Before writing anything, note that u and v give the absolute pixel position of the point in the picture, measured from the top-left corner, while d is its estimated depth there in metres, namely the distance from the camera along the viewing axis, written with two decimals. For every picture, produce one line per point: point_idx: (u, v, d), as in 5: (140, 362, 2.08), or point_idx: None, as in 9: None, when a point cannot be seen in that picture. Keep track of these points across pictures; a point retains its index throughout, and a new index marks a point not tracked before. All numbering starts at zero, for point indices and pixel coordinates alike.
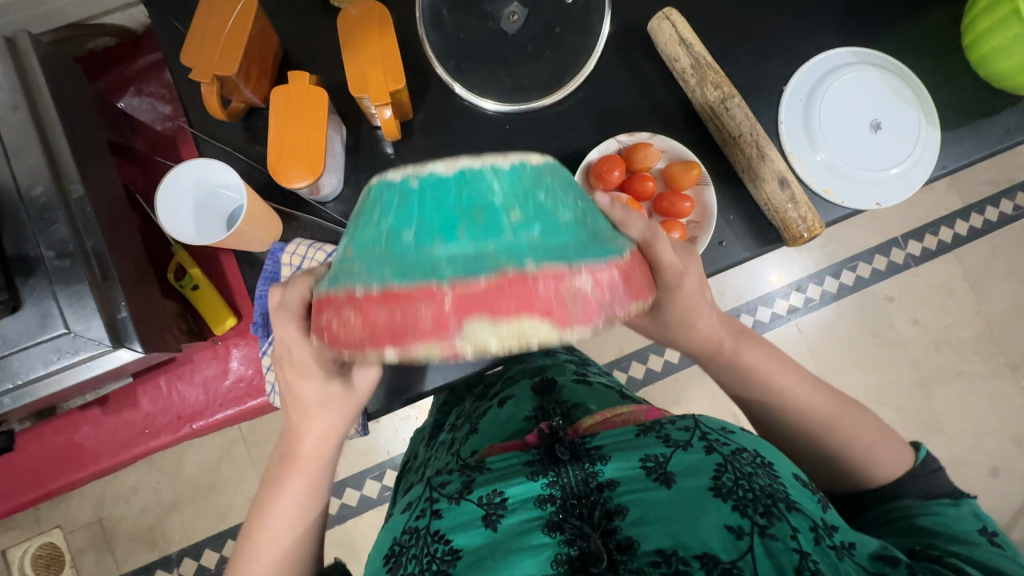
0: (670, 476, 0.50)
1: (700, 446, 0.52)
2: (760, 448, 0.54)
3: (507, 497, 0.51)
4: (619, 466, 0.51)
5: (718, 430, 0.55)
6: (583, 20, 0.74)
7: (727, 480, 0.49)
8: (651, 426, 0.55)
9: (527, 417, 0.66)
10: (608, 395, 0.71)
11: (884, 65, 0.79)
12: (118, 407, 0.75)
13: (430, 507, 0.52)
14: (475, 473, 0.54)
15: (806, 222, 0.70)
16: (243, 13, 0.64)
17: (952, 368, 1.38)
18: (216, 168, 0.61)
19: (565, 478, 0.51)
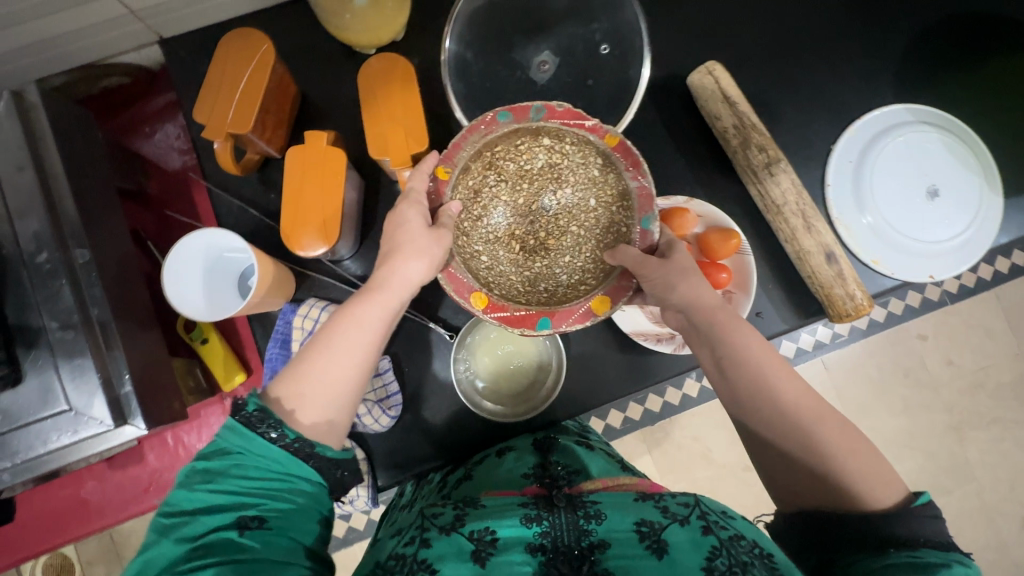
0: (663, 545, 0.45)
1: (697, 525, 0.46)
2: (761, 539, 0.46)
3: (499, 535, 0.46)
4: (612, 526, 0.47)
5: (718, 512, 0.48)
6: (619, 70, 0.69)
7: (719, 563, 0.43)
8: (650, 493, 0.50)
9: (526, 474, 0.58)
10: (612, 466, 0.61)
11: (945, 124, 0.72)
12: (124, 462, 0.73)
13: (419, 535, 0.47)
14: (469, 507, 0.50)
15: (854, 300, 0.65)
16: (260, 66, 0.61)
17: (987, 414, 1.31)
18: (195, 245, 0.57)
19: (558, 527, 0.47)
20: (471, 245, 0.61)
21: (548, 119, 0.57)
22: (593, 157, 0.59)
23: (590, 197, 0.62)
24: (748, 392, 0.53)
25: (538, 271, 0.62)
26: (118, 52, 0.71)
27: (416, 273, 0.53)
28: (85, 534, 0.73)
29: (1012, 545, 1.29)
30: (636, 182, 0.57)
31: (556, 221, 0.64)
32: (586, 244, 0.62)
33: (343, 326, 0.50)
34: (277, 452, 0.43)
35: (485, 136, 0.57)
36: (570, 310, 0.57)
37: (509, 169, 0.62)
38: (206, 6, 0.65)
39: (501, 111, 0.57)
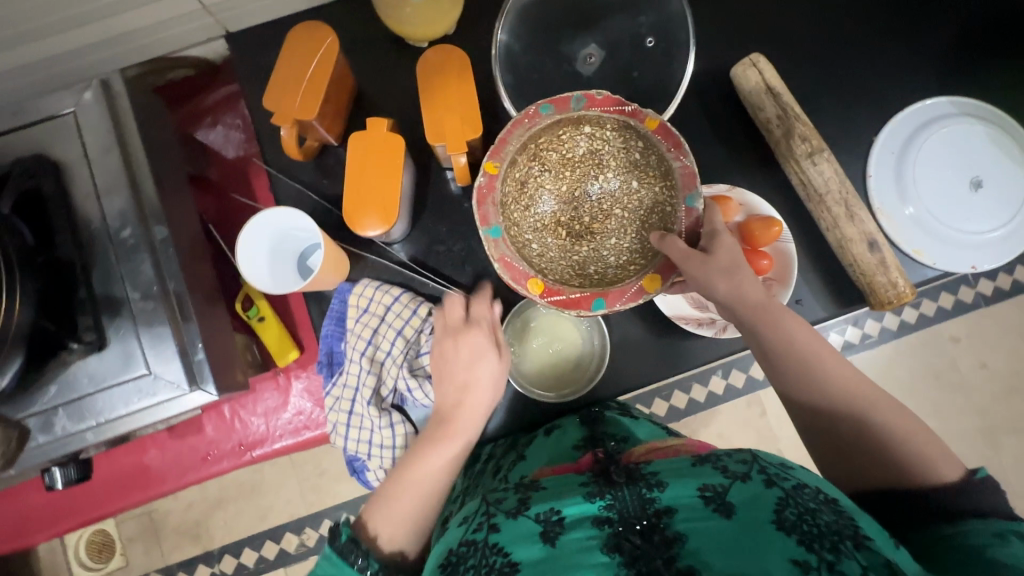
0: (730, 506, 0.46)
1: (759, 479, 0.47)
2: (823, 485, 0.47)
3: (565, 515, 0.49)
4: (677, 493, 0.48)
5: (777, 465, 0.49)
6: (663, 62, 0.71)
7: (790, 514, 0.44)
8: (707, 456, 0.51)
9: (577, 446, 0.62)
10: (657, 429, 0.66)
11: (987, 116, 0.73)
12: (184, 432, 0.77)
13: (486, 521, 0.50)
14: (531, 491, 0.52)
15: (895, 288, 0.66)
16: (326, 56, 0.64)
17: (1023, 419, 1.29)
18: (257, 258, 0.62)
19: (621, 500, 0.49)
20: (522, 233, 0.62)
21: (590, 108, 0.60)
22: (633, 141, 0.62)
23: (632, 181, 0.64)
24: (795, 371, 0.55)
25: (586, 255, 0.64)
26: (186, 46, 0.75)
27: (483, 403, 0.60)
28: (146, 499, 0.78)
29: None
30: (679, 162, 0.59)
31: (600, 206, 0.65)
32: (631, 225, 0.64)
33: (423, 460, 0.58)
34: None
35: (529, 130, 0.60)
36: (624, 290, 0.59)
37: (553, 159, 0.63)
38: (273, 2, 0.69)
39: (544, 104, 0.59)
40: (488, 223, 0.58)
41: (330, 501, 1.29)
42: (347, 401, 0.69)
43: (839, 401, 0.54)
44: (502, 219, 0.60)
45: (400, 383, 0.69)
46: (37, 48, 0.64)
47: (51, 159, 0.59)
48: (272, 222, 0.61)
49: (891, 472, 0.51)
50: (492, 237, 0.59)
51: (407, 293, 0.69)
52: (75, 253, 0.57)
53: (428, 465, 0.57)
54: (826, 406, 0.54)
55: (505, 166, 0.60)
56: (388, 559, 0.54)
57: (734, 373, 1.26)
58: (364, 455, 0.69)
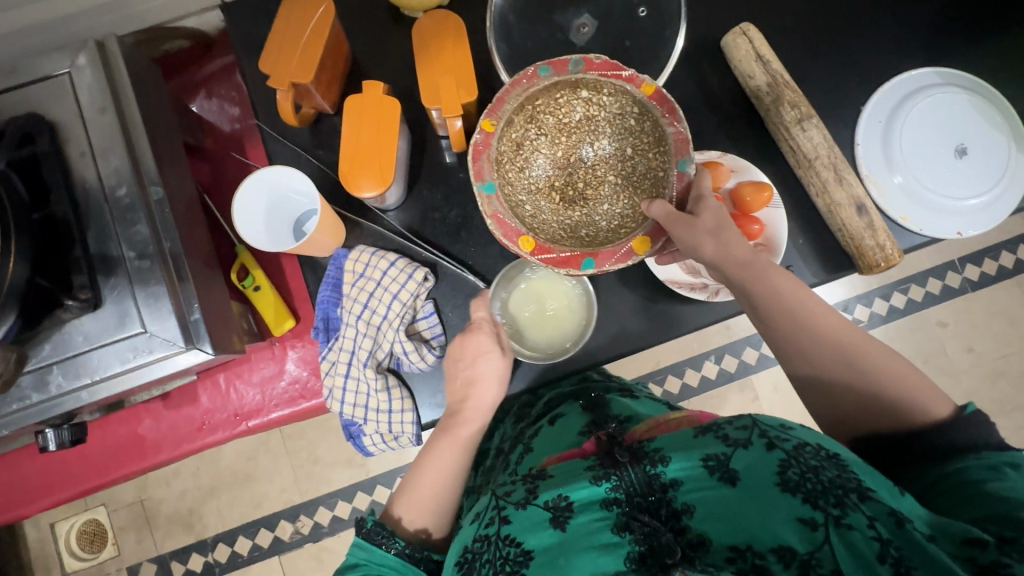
0: (734, 473, 0.44)
1: (761, 443, 0.45)
2: (823, 442, 0.46)
3: (573, 500, 0.47)
4: (680, 466, 0.46)
5: (777, 425, 0.47)
6: (656, 32, 0.72)
7: (793, 474, 0.43)
8: (707, 425, 0.49)
9: (582, 430, 0.60)
10: (659, 405, 0.66)
11: (971, 87, 0.75)
12: (179, 402, 0.77)
13: (496, 514, 0.48)
14: (539, 479, 0.50)
15: (883, 251, 0.68)
16: (322, 20, 0.65)
17: (1009, 401, 1.31)
18: (251, 228, 0.63)
19: (627, 479, 0.47)
20: (516, 194, 0.63)
21: (587, 72, 0.59)
22: (630, 107, 0.61)
23: (626, 148, 0.64)
24: (784, 325, 0.56)
25: (579, 219, 0.64)
26: (181, 16, 0.75)
27: (488, 399, 0.62)
28: (142, 469, 0.78)
29: None
30: (672, 128, 0.58)
31: (594, 171, 0.66)
32: (624, 191, 0.64)
33: (438, 451, 0.58)
34: (393, 560, 0.54)
35: (527, 90, 0.60)
36: (613, 251, 0.60)
37: (549, 123, 0.64)
38: None
39: (542, 66, 0.59)
40: (482, 177, 0.59)
41: (324, 488, 1.28)
42: (343, 364, 0.70)
43: (830, 353, 0.54)
44: (497, 176, 0.61)
45: (397, 346, 0.69)
46: (31, 11, 0.64)
47: (46, 118, 0.59)
48: (247, 199, 0.62)
49: (883, 417, 0.52)
50: (485, 193, 0.60)
51: (403, 258, 0.69)
52: (70, 212, 0.57)
53: (444, 458, 0.58)
54: (819, 358, 0.55)
55: (502, 125, 0.60)
56: (412, 540, 0.55)
57: (727, 357, 1.27)
58: (361, 420, 0.70)
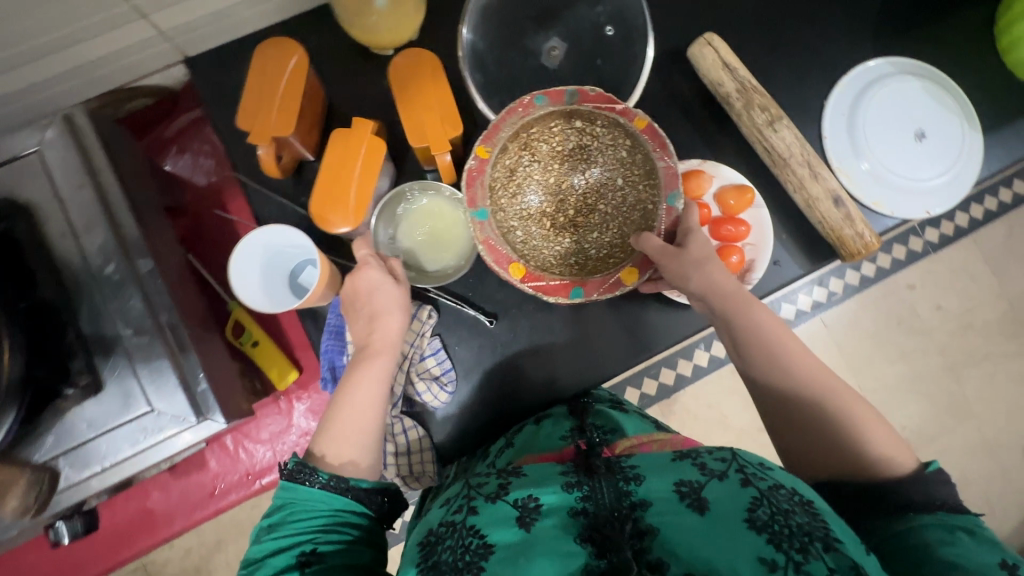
0: (704, 502, 0.48)
1: (736, 478, 0.50)
2: (799, 488, 0.49)
3: (542, 502, 0.51)
4: (653, 488, 0.51)
5: (756, 464, 0.52)
6: (623, 48, 0.74)
7: (761, 513, 0.46)
8: (687, 452, 0.54)
9: (564, 436, 0.64)
10: (647, 425, 0.68)
11: (923, 74, 0.79)
12: (186, 470, 0.75)
13: (466, 504, 0.53)
14: (512, 476, 0.55)
15: (862, 239, 0.71)
16: (296, 69, 0.64)
17: (979, 352, 1.39)
18: (251, 289, 0.61)
19: (599, 495, 0.51)
20: (508, 220, 0.64)
21: (582, 103, 0.62)
22: (622, 138, 0.63)
23: (618, 177, 0.65)
24: (762, 359, 0.59)
25: (569, 247, 0.65)
26: (142, 75, 0.73)
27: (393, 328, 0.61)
28: (155, 544, 0.75)
29: (1014, 472, 1.37)
30: (663, 162, 0.61)
31: (586, 198, 0.65)
32: (614, 221, 0.65)
33: (354, 386, 0.58)
34: (321, 493, 0.51)
35: (522, 117, 0.62)
36: (602, 280, 0.62)
37: (543, 150, 0.65)
38: (233, 21, 0.68)
39: (538, 95, 0.61)
40: (474, 204, 0.60)
41: None
42: None
43: (808, 391, 0.57)
44: (489, 204, 0.62)
45: (408, 387, 0.69)
46: None
47: (19, 201, 0.56)
48: (241, 262, 0.61)
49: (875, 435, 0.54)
50: (478, 219, 0.60)
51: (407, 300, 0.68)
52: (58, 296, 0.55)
53: (362, 388, 0.58)
54: (792, 392, 0.57)
55: (496, 152, 0.62)
56: (337, 471, 0.53)
57: (717, 345, 1.30)
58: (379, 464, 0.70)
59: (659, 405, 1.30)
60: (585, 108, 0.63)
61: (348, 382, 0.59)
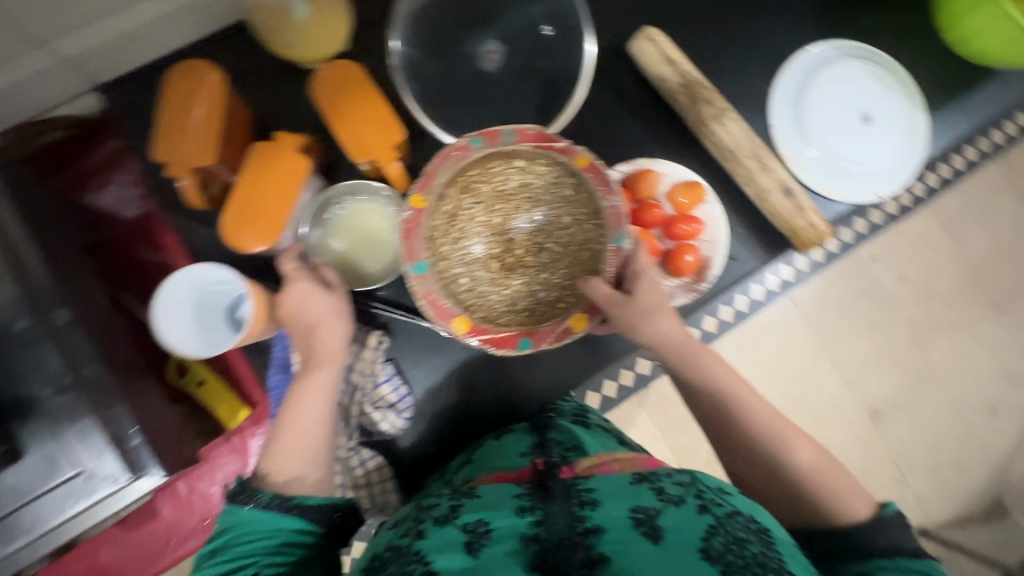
0: (659, 532, 0.47)
1: (693, 504, 0.50)
2: (754, 513, 0.51)
3: (492, 528, 0.49)
4: (609, 514, 0.49)
5: (714, 491, 0.53)
6: (562, 48, 0.71)
7: (716, 542, 0.46)
8: (646, 476, 0.55)
9: (525, 452, 0.62)
10: (610, 440, 0.66)
11: (865, 55, 0.78)
12: (137, 521, 0.71)
13: (414, 528, 0.51)
14: (464, 498, 0.54)
15: (815, 228, 0.70)
16: (212, 93, 0.59)
17: (942, 317, 1.42)
18: (178, 333, 0.57)
19: (552, 519, 0.49)
20: (452, 268, 0.61)
21: (521, 143, 0.60)
22: (564, 176, 0.62)
23: (564, 216, 0.63)
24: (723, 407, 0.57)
25: (518, 290, 0.63)
26: (52, 105, 0.67)
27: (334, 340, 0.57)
28: None
29: (981, 431, 1.41)
30: (608, 202, 0.60)
31: (533, 238, 0.64)
32: (562, 261, 0.63)
33: (303, 400, 0.54)
34: (264, 513, 0.47)
35: (458, 162, 0.60)
36: (550, 329, 0.60)
37: (485, 192, 0.62)
38: (143, 43, 0.64)
39: (473, 137, 0.59)
40: (412, 258, 0.57)
41: None
42: None
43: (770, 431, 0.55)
44: (431, 254, 0.59)
45: (364, 418, 0.66)
46: None
47: None
48: (166, 305, 0.57)
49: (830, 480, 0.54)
50: (417, 273, 0.58)
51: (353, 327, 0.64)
52: None
53: (309, 403, 0.54)
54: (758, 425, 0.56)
55: (433, 200, 0.59)
56: (282, 491, 0.49)
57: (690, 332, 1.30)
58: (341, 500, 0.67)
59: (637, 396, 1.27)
60: (524, 148, 0.61)
61: (295, 394, 0.55)
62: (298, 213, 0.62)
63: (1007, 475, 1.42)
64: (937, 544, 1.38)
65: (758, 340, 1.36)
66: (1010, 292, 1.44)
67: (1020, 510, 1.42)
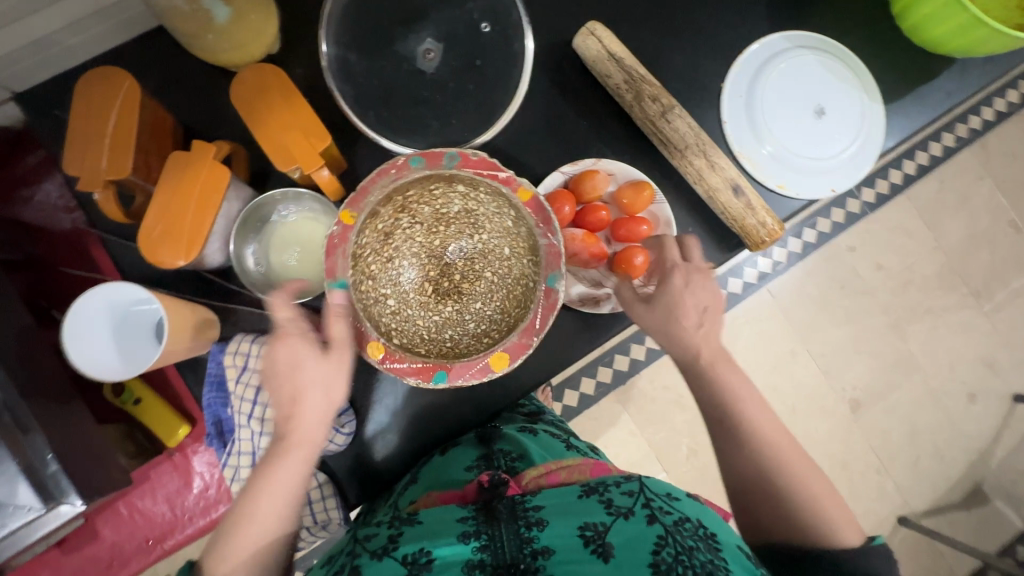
0: (608, 549, 0.47)
1: (641, 516, 0.50)
2: (702, 519, 0.52)
3: (434, 556, 0.47)
4: (558, 534, 0.48)
5: (664, 497, 0.52)
6: (502, 46, 0.69)
7: (665, 555, 0.46)
8: (594, 487, 0.53)
9: (470, 466, 0.61)
10: (555, 442, 0.67)
11: (819, 46, 0.76)
12: (77, 544, 0.71)
13: (350, 563, 0.49)
14: (405, 526, 0.51)
15: (765, 227, 0.69)
16: (126, 102, 0.57)
17: (920, 307, 1.41)
18: (91, 353, 0.56)
19: (499, 542, 0.48)
20: (378, 287, 0.59)
21: (462, 167, 0.59)
22: (507, 209, 0.59)
23: (506, 247, 0.61)
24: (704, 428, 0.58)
25: (447, 317, 0.61)
26: None
27: (320, 408, 0.55)
28: None
29: (960, 420, 1.41)
30: (546, 240, 0.58)
31: (471, 265, 0.62)
32: (498, 293, 0.61)
33: (268, 481, 0.53)
34: None
35: (395, 179, 0.58)
36: (468, 365, 0.57)
37: (425, 213, 0.61)
38: (57, 49, 0.61)
39: (413, 157, 0.58)
40: (333, 275, 0.55)
41: None
42: (246, 467, 0.65)
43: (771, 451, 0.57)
44: (354, 272, 0.57)
45: None
46: None
47: None
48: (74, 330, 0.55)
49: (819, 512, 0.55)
50: (337, 290, 0.55)
51: None
52: None
53: (274, 494, 0.52)
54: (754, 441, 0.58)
55: (364, 217, 0.57)
56: None
57: None
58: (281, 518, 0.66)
59: (614, 392, 1.25)
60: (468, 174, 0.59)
61: (262, 477, 0.53)
62: (223, 225, 0.60)
63: (987, 462, 1.41)
64: (917, 533, 1.38)
65: (735, 333, 1.35)
66: (988, 279, 1.43)
67: (1000, 496, 1.42)
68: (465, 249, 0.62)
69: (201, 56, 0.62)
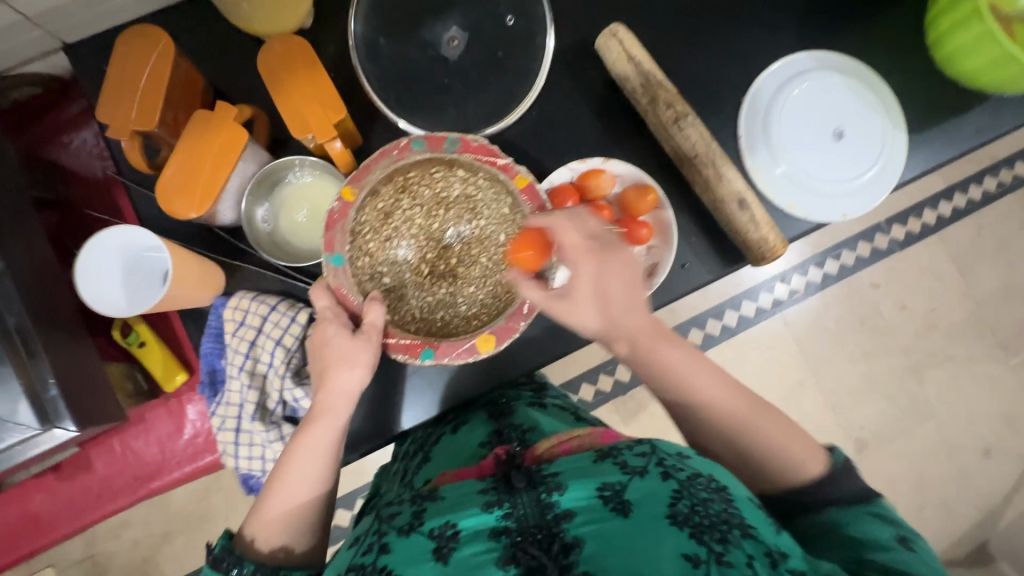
0: (627, 505, 0.46)
1: (656, 473, 0.48)
2: (715, 472, 0.49)
3: (460, 529, 0.47)
4: (577, 495, 0.47)
5: (674, 455, 0.50)
6: (525, 40, 0.70)
7: (682, 506, 0.45)
8: (607, 451, 0.51)
9: (482, 442, 0.62)
10: (563, 419, 0.66)
11: (847, 69, 0.75)
12: (72, 473, 0.76)
13: (378, 542, 0.48)
14: (428, 502, 0.50)
15: (767, 244, 0.68)
16: (160, 60, 0.60)
17: (941, 352, 1.36)
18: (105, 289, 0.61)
19: (520, 508, 0.47)
20: (376, 264, 0.62)
21: (462, 153, 0.60)
22: (505, 197, 0.62)
23: (503, 234, 0.63)
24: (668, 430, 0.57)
25: (441, 297, 0.63)
26: (23, 61, 0.68)
27: (350, 383, 0.57)
28: (44, 548, 0.77)
29: (971, 474, 1.35)
30: None
31: (468, 249, 0.63)
32: (491, 277, 0.63)
33: (293, 456, 0.56)
34: None
35: (395, 161, 0.60)
36: (454, 345, 0.59)
37: (425, 195, 0.63)
38: (107, 7, 0.65)
39: (415, 140, 0.60)
40: (329, 249, 0.58)
41: None
42: (233, 419, 0.67)
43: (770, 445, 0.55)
44: (350, 248, 0.60)
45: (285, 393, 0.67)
46: None
47: None
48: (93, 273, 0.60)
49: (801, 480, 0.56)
50: (334, 264, 0.59)
51: (284, 300, 0.66)
52: None
53: (309, 461, 0.56)
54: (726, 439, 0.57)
55: (363, 195, 0.59)
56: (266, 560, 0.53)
57: None
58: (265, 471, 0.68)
59: (613, 401, 1.25)
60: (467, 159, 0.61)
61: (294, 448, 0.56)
62: (237, 185, 0.63)
63: (995, 522, 1.35)
64: None
65: (743, 356, 1.33)
66: (1017, 332, 1.37)
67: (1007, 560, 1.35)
68: (463, 232, 0.64)
69: (236, 23, 0.65)
